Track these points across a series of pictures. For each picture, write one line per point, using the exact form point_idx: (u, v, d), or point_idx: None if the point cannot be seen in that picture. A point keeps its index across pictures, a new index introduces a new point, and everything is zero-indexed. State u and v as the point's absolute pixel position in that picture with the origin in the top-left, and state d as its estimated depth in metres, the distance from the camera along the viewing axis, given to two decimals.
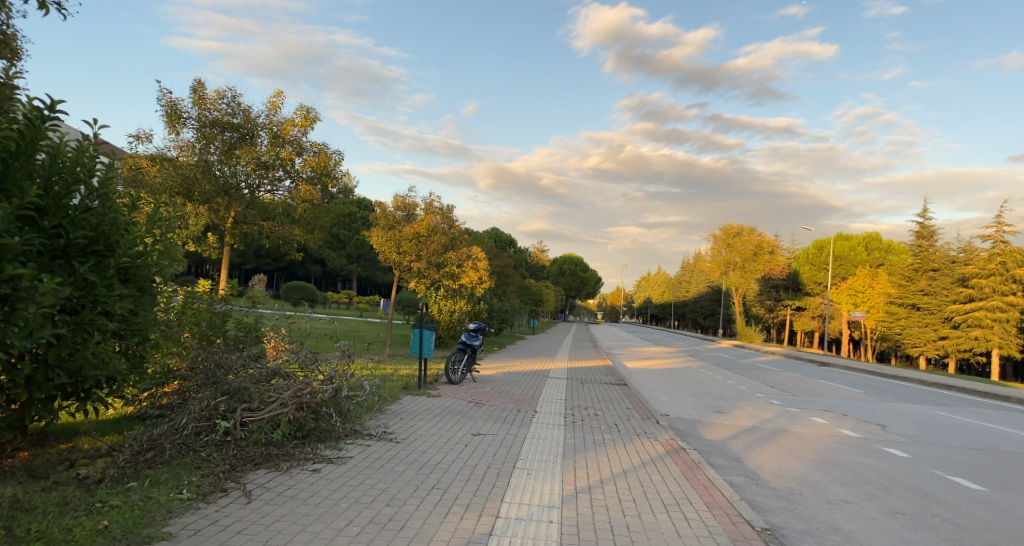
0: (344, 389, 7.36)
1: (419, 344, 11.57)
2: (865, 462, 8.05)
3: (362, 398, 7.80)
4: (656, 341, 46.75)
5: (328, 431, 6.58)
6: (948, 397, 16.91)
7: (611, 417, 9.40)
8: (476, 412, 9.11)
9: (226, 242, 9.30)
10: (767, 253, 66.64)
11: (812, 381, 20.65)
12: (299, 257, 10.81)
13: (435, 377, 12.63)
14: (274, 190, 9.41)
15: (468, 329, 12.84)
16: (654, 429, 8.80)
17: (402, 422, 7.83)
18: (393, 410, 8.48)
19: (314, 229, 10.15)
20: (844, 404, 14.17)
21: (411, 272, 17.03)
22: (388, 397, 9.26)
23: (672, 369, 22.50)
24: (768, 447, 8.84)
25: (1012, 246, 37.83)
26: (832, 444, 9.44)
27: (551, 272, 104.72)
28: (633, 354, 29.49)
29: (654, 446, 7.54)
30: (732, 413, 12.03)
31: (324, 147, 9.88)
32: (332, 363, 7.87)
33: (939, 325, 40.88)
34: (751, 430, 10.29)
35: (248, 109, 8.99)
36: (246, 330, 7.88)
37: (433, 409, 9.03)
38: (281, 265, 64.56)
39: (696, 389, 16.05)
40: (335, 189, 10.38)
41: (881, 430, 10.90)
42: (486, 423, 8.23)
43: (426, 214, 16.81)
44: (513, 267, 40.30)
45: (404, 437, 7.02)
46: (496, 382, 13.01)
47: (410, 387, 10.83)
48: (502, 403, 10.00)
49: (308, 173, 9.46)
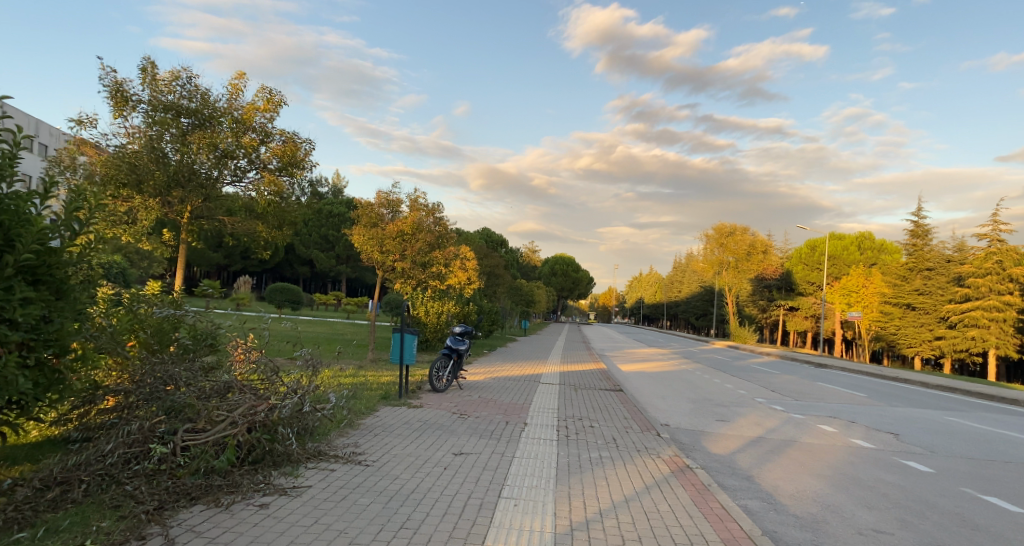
0: (308, 402, 6.57)
1: (400, 350, 10.71)
2: (888, 480, 7.29)
3: (330, 412, 7.02)
4: (649, 342, 46.23)
5: (287, 454, 5.75)
6: (954, 401, 16.30)
7: (607, 430, 8.61)
8: (458, 425, 8.30)
9: (184, 239, 8.45)
10: (761, 253, 65.87)
11: (812, 384, 19.96)
12: (266, 254, 9.98)
13: (418, 384, 11.80)
14: (236, 182, 8.59)
15: (454, 333, 12.00)
16: (655, 443, 8.02)
17: (376, 440, 6.99)
18: (366, 426, 7.65)
19: (284, 225, 9.36)
20: (851, 410, 13.48)
21: (396, 272, 16.20)
22: (362, 410, 8.45)
23: (667, 372, 21.76)
24: (780, 462, 8.06)
25: (1008, 244, 37.40)
26: (847, 456, 8.70)
27: (543, 272, 104.09)
28: (626, 356, 28.86)
29: (658, 466, 6.76)
30: (735, 422, 11.29)
31: (293, 136, 9.04)
32: (295, 374, 7.07)
33: (935, 325, 40.69)
34: (758, 441, 9.53)
35: (206, 92, 8.16)
36: (201, 337, 7.02)
37: (412, 423, 8.21)
38: (268, 265, 63.91)
39: (694, 394, 15.32)
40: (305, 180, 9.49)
41: (895, 440, 10.20)
42: (470, 438, 7.43)
43: (411, 211, 16.01)
44: (503, 268, 39.56)
45: (375, 459, 6.19)
46: (485, 390, 12.19)
47: (389, 396, 10.00)
48: (490, 414, 9.19)
49: (275, 162, 8.61)
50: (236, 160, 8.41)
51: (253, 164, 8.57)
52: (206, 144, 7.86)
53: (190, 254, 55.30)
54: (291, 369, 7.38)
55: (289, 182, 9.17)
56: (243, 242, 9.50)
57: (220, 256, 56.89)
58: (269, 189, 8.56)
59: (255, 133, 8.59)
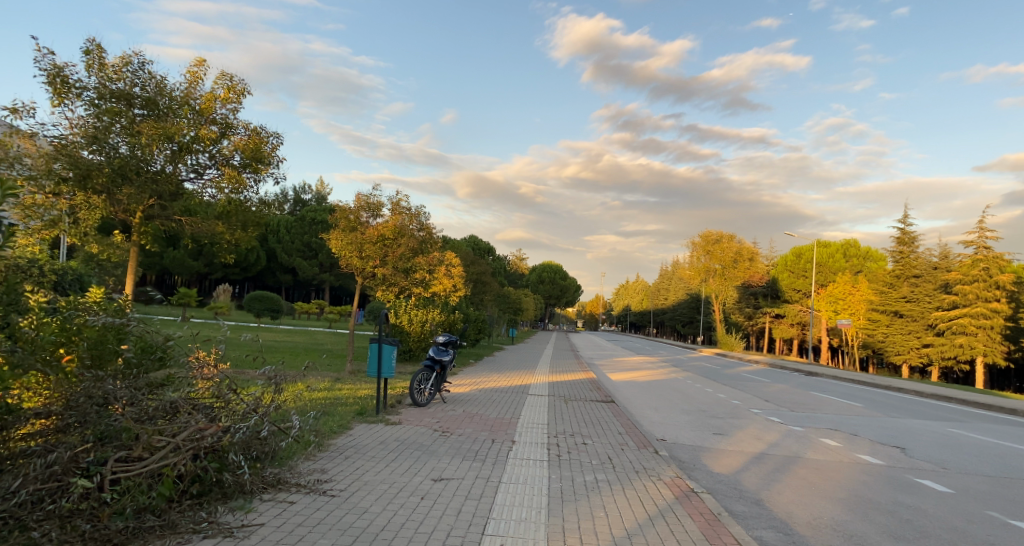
0: (268, 424, 5.80)
1: (377, 362, 9.92)
2: (908, 504, 6.72)
3: (295, 433, 6.26)
4: (637, 350, 45.79)
5: (239, 484, 4.96)
6: (951, 411, 15.91)
7: (601, 447, 7.95)
8: (438, 444, 7.60)
9: (137, 241, 7.74)
10: (747, 260, 66.20)
11: (806, 393, 19.48)
12: (230, 258, 9.27)
13: (398, 397, 11.07)
14: (195, 177, 7.87)
15: (437, 343, 11.31)
16: (654, 463, 7.36)
17: (346, 464, 6.26)
18: (337, 448, 6.91)
19: (248, 226, 8.67)
20: (850, 422, 12.99)
21: (376, 279, 15.46)
22: (334, 429, 7.71)
23: (658, 381, 21.18)
24: (788, 482, 7.45)
25: (994, 251, 37.27)
26: (857, 474, 8.14)
27: (530, 280, 103.63)
28: (614, 365, 28.34)
29: (660, 491, 6.09)
30: (734, 436, 10.69)
31: (258, 128, 8.35)
32: (256, 391, 6.28)
33: (922, 333, 40.99)
34: (761, 458, 8.94)
35: (159, 80, 7.43)
36: (151, 349, 6.13)
37: (388, 442, 7.51)
38: (249, 274, 62.75)
39: (688, 405, 14.72)
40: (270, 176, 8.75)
41: (902, 454, 9.68)
42: (453, 460, 6.74)
43: (392, 215, 15.28)
44: (489, 276, 38.85)
45: (342, 488, 5.45)
46: (469, 404, 11.45)
47: (366, 413, 9.28)
48: (474, 432, 8.48)
49: (239, 157, 7.93)
50: (193, 154, 7.72)
51: (214, 159, 7.91)
52: (156, 135, 7.10)
53: (170, 262, 54.14)
54: (253, 384, 6.58)
55: (253, 180, 8.48)
56: (207, 244, 8.80)
57: (199, 264, 55.73)
58: (229, 185, 7.87)
59: (215, 125, 7.93)
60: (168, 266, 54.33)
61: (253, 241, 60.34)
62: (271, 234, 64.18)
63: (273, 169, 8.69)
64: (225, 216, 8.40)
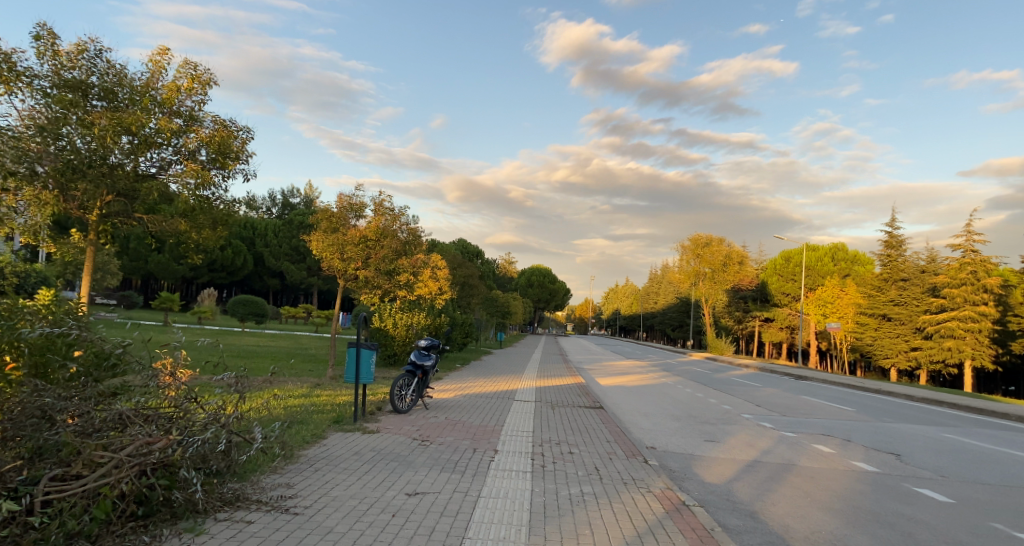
0: (229, 437, 5.37)
1: (355, 368, 9.49)
2: (908, 517, 6.46)
3: (260, 446, 5.82)
4: (626, 354, 45.52)
5: (190, 502, 4.50)
6: (943, 415, 15.74)
7: (588, 457, 7.58)
8: (416, 454, 7.20)
9: (94, 238, 7.65)
10: (736, 263, 65.62)
11: (797, 397, 19.28)
12: (196, 260, 8.97)
13: (378, 404, 10.65)
14: (160, 169, 7.59)
15: (418, 347, 10.90)
16: (643, 473, 7.00)
17: (314, 478, 5.83)
18: (307, 459, 6.48)
19: (218, 224, 8.50)
20: (843, 427, 12.75)
21: (358, 282, 15.03)
22: (306, 439, 7.28)
23: (648, 386, 20.88)
24: (782, 492, 7.15)
25: (981, 254, 37.38)
26: (853, 483, 7.86)
27: (520, 284, 103.33)
28: (604, 369, 28.05)
29: (650, 504, 5.73)
30: (726, 443, 10.39)
31: (228, 123, 7.96)
32: (217, 400, 5.83)
33: (911, 336, 41.09)
34: (753, 465, 8.63)
35: (119, 73, 7.20)
36: (103, 358, 5.55)
37: (363, 453, 7.09)
38: (236, 278, 61.92)
39: (678, 411, 14.40)
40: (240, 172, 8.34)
41: (898, 461, 9.43)
42: (430, 472, 6.34)
43: (375, 216, 14.88)
44: (478, 279, 38.43)
45: (307, 505, 5.02)
46: (452, 410, 11.07)
47: (343, 420, 8.88)
48: (456, 441, 8.09)
49: (206, 151, 7.55)
50: (157, 148, 7.39)
51: (179, 153, 7.58)
52: (106, 128, 6.73)
53: (155, 266, 53.37)
54: (215, 392, 6.14)
55: (221, 175, 8.07)
56: (175, 242, 8.72)
57: (185, 268, 55.00)
58: (190, 182, 7.46)
59: (180, 117, 7.60)
60: (152, 270, 53.54)
61: (240, 245, 59.62)
62: (257, 237, 63.45)
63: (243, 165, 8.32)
64: (189, 214, 8.11)
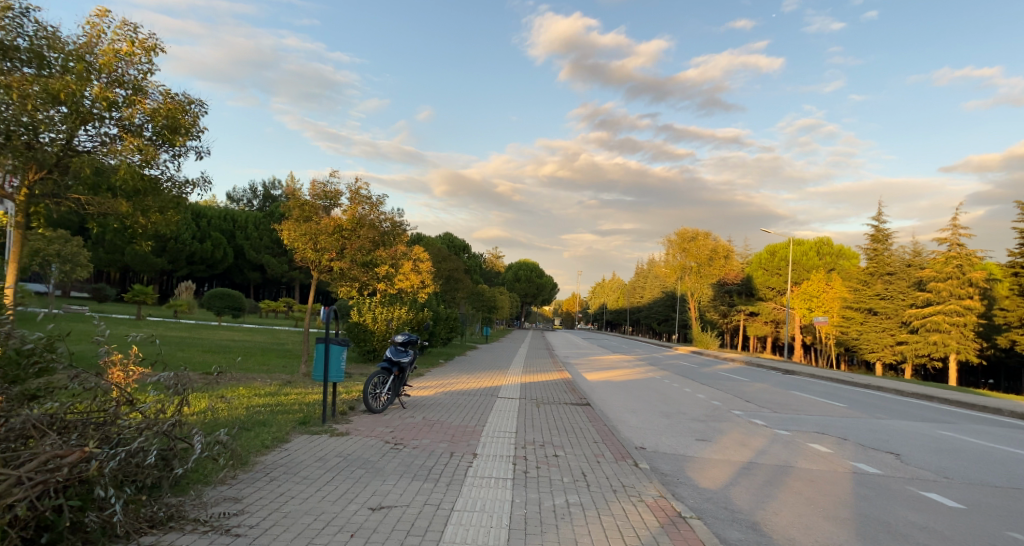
0: (165, 447, 4.68)
1: (322, 365, 8.79)
2: (919, 525, 6.02)
3: (203, 455, 5.10)
4: (613, 348, 45.17)
5: (107, 526, 3.80)
6: (934, 411, 15.52)
7: (574, 460, 7.02)
8: (385, 460, 6.55)
9: (21, 221, 7.10)
10: (722, 257, 66.04)
11: (785, 393, 18.98)
12: (138, 242, 8.57)
13: (351, 403, 9.98)
14: (95, 141, 7.04)
15: (394, 343, 10.21)
16: (634, 479, 6.43)
17: (268, 490, 5.16)
18: (263, 467, 5.82)
19: (167, 209, 8.22)
20: (836, 424, 12.40)
21: (334, 274, 14.37)
22: (265, 443, 6.63)
23: (635, 381, 20.42)
24: (783, 498, 6.66)
25: (967, 248, 37.54)
26: (855, 487, 7.41)
27: (507, 278, 102.76)
28: (591, 364, 27.58)
29: (643, 517, 5.16)
30: (718, 442, 9.92)
31: (173, 94, 7.57)
32: (150, 404, 5.11)
33: (896, 330, 41.26)
34: (749, 468, 8.13)
35: (48, 33, 6.64)
36: (24, 356, 4.49)
37: (328, 458, 6.46)
38: (216, 271, 60.39)
39: (666, 407, 13.91)
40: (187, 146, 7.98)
41: (898, 462, 9.07)
42: (399, 482, 5.70)
43: (350, 205, 14.15)
44: (462, 273, 37.75)
45: (253, 525, 4.33)
46: (431, 409, 10.44)
47: (310, 421, 8.24)
48: (431, 443, 7.50)
49: (153, 123, 7.15)
50: (94, 120, 6.86)
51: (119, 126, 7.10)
52: (26, 91, 6.01)
53: (132, 259, 51.94)
54: (149, 389, 5.51)
55: (169, 150, 7.80)
56: (120, 228, 8.38)
57: (163, 261, 53.76)
58: (125, 158, 6.90)
59: (120, 85, 7.12)
60: (130, 263, 52.10)
61: (219, 237, 58.26)
62: (238, 230, 61.90)
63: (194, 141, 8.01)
64: (132, 196, 7.71)
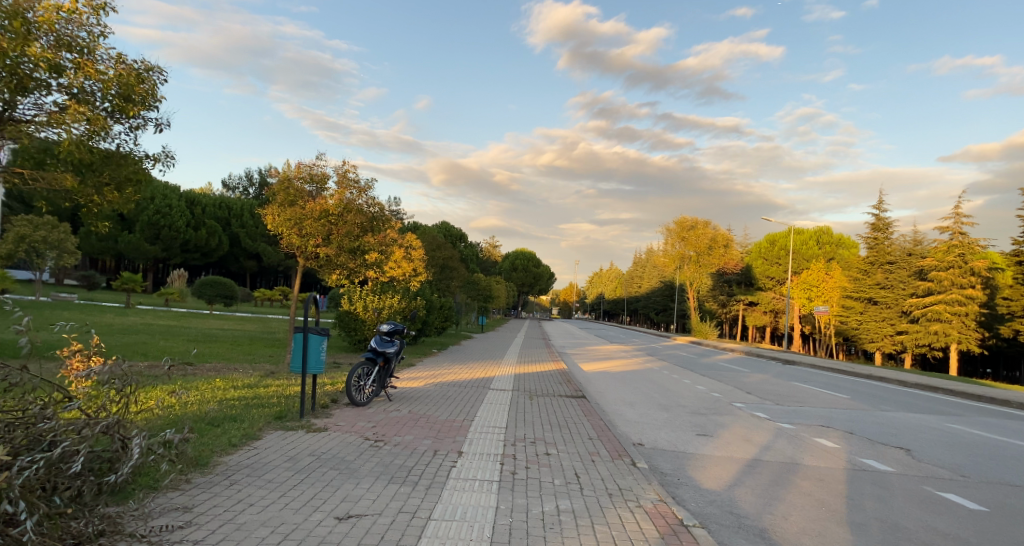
0: (97, 451, 4.06)
1: (300, 355, 8.25)
2: (942, 531, 5.52)
3: (148, 461, 4.48)
4: (610, 338, 44.78)
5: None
6: (941, 403, 15.10)
7: (567, 460, 6.52)
8: (362, 459, 6.04)
9: None
10: (721, 246, 64.71)
11: (787, 384, 18.55)
12: (89, 215, 8.06)
13: (334, 395, 9.51)
14: (36, 109, 6.44)
15: (380, 333, 9.69)
16: (632, 480, 5.94)
17: (226, 496, 4.63)
18: (224, 469, 5.29)
19: (127, 185, 7.79)
20: (841, 417, 11.96)
21: (321, 261, 13.85)
22: (231, 442, 6.08)
23: (633, 372, 19.94)
24: (792, 500, 6.18)
25: (969, 237, 37.11)
26: (868, 487, 6.93)
27: (504, 267, 102.17)
28: (589, 354, 27.11)
29: (642, 526, 4.66)
30: (720, 437, 9.45)
31: (125, 59, 7.09)
32: (83, 401, 4.43)
33: (896, 319, 40.92)
34: (753, 465, 7.64)
35: None
36: None
37: (299, 458, 5.93)
38: (211, 260, 59.67)
39: (665, 399, 13.43)
40: (142, 118, 7.56)
41: (909, 458, 8.61)
42: (374, 485, 5.18)
43: (338, 189, 13.55)
44: (459, 261, 37.18)
45: (198, 541, 3.80)
46: (419, 401, 9.95)
47: (287, 416, 7.73)
48: (415, 440, 7.00)
49: (106, 89, 6.68)
50: (37, 84, 6.29)
51: (66, 93, 6.52)
52: None
53: (125, 246, 51.24)
54: (81, 385, 4.79)
55: (125, 122, 7.37)
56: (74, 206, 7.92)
57: (157, 249, 52.70)
58: (67, 129, 6.27)
59: (68, 48, 6.51)
60: (123, 251, 51.50)
61: (215, 225, 57.50)
62: (233, 218, 61.25)
63: (151, 111, 7.60)
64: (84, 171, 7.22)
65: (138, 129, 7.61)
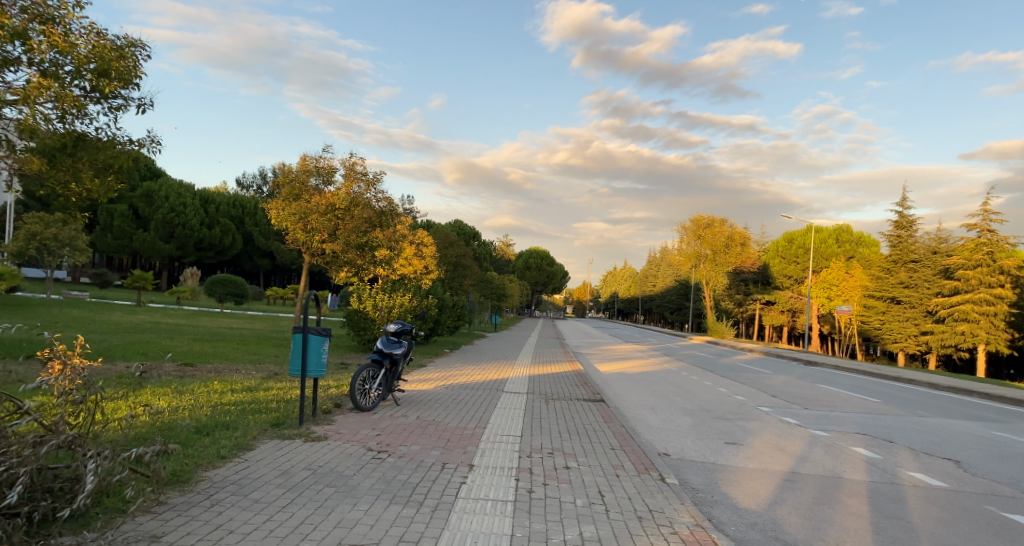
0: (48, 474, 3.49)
1: (299, 356, 7.70)
2: None
3: (109, 482, 3.89)
4: (626, 338, 44.04)
5: None
6: (980, 408, 14.25)
7: (588, 475, 5.90)
8: (363, 474, 5.45)
9: None
10: (738, 245, 64.15)
11: (812, 386, 17.78)
12: (62, 201, 7.60)
13: (338, 400, 8.96)
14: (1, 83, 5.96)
15: (387, 333, 9.10)
16: (662, 500, 5.30)
17: (204, 520, 4.08)
18: (207, 487, 4.73)
19: (108, 170, 7.36)
20: (878, 424, 11.20)
21: (327, 257, 13.38)
22: (218, 454, 5.52)
23: (651, 373, 19.26)
24: (843, 523, 5.49)
25: (998, 235, 35.86)
26: (926, 506, 6.21)
27: (518, 265, 101.53)
28: (604, 354, 26.48)
29: None
30: (751, 445, 8.77)
31: (98, 34, 6.72)
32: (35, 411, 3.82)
33: (921, 319, 39.74)
34: (792, 479, 6.96)
35: None
36: None
37: (294, 472, 5.37)
38: (225, 258, 59.79)
39: (688, 403, 12.74)
40: (118, 97, 7.17)
41: (961, 471, 7.88)
42: (373, 507, 4.59)
43: (345, 182, 13.08)
44: (472, 260, 36.71)
45: None
46: (428, 405, 9.38)
47: (285, 423, 7.18)
48: (421, 451, 6.40)
49: (80, 64, 6.30)
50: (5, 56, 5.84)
51: (36, 67, 6.12)
52: None
53: (139, 244, 51.30)
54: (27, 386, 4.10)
55: (103, 102, 6.99)
56: (53, 192, 7.50)
57: (172, 247, 52.60)
58: (33, 106, 5.78)
59: (37, 19, 6.08)
60: (137, 249, 51.54)
61: (228, 223, 57.62)
62: (247, 216, 61.31)
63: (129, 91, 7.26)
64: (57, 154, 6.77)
65: (118, 109, 7.25)
